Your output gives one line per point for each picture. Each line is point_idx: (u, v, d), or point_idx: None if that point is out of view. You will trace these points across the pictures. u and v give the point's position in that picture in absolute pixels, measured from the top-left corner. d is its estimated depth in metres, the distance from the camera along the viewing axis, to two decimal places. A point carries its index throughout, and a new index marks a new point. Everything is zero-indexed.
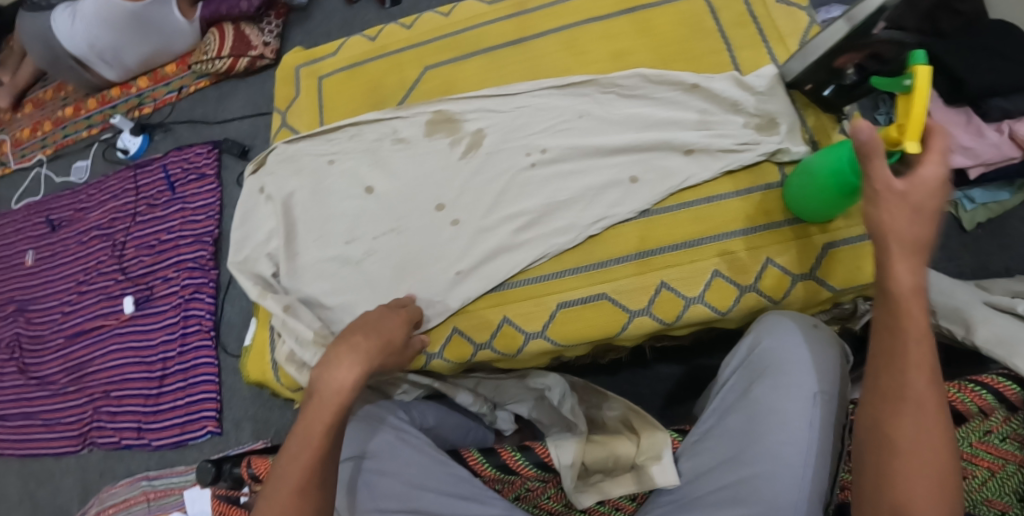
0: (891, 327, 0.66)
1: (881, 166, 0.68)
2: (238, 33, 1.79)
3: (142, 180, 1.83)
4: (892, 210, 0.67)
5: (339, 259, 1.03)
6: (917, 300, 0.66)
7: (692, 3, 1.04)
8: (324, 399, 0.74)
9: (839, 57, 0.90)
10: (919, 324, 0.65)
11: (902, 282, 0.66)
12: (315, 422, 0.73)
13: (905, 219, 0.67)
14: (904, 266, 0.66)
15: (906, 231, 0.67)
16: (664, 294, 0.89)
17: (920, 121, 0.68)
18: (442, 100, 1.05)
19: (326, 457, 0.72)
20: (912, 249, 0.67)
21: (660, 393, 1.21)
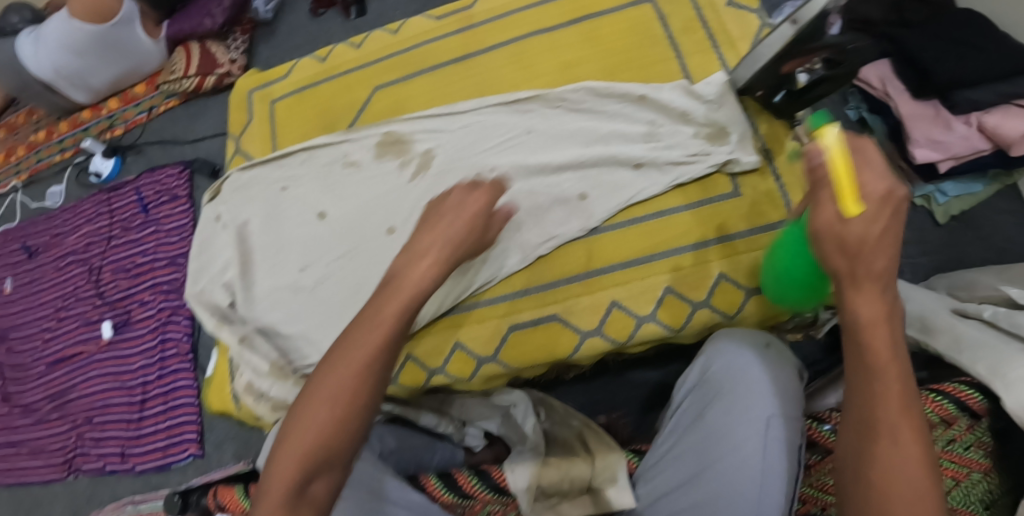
0: (853, 362, 0.60)
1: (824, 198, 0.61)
2: (204, 52, 1.78)
3: (116, 203, 1.83)
4: (834, 246, 0.60)
5: (293, 287, 1.02)
6: (878, 333, 0.59)
7: (641, 9, 1.02)
8: (400, 288, 0.68)
9: (785, 63, 0.88)
10: (880, 360, 0.58)
11: (858, 316, 0.59)
12: (385, 308, 0.66)
13: (845, 253, 0.59)
14: (859, 300, 0.59)
15: (852, 264, 0.59)
16: (615, 314, 0.88)
17: (847, 183, 0.58)
18: (391, 122, 1.04)
19: (388, 354, 0.65)
20: (864, 280, 0.59)
21: (636, 401, 1.20)
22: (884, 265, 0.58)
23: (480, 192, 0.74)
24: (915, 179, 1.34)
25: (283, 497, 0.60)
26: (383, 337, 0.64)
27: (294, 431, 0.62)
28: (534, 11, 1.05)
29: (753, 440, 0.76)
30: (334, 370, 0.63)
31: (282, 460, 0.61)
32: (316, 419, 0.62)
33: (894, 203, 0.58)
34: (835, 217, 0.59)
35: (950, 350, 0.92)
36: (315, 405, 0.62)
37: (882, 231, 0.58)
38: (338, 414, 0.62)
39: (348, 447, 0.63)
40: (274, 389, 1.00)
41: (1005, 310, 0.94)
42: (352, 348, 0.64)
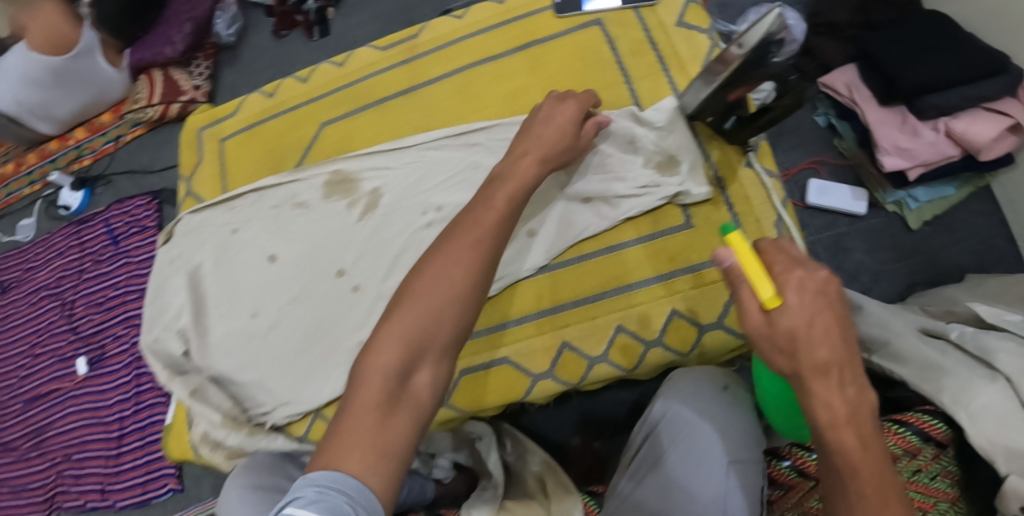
0: (826, 464, 0.65)
1: (746, 293, 0.69)
2: (168, 79, 1.74)
3: (86, 235, 1.81)
4: (772, 344, 0.67)
5: (247, 333, 1.00)
6: (843, 431, 0.64)
7: (589, 33, 1.01)
8: (505, 179, 0.80)
9: (733, 91, 0.84)
10: (850, 460, 0.63)
11: (818, 419, 0.65)
12: (498, 193, 0.79)
13: (784, 351, 0.66)
14: (817, 401, 0.64)
15: (795, 361, 0.66)
16: (566, 355, 0.86)
17: (759, 275, 0.69)
18: (338, 159, 1.02)
19: (486, 261, 0.74)
20: (814, 376, 0.65)
21: (620, 420, 1.16)
22: (825, 356, 0.64)
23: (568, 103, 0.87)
24: (885, 186, 1.30)
25: (383, 383, 0.66)
26: (483, 234, 0.75)
27: (392, 329, 0.69)
28: (479, 39, 1.04)
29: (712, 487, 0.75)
30: (432, 266, 0.73)
31: (384, 348, 0.68)
32: (414, 315, 0.69)
33: (809, 291, 0.67)
34: (761, 317, 0.68)
35: (915, 378, 0.89)
36: (414, 298, 0.71)
37: (807, 321, 0.66)
38: (438, 311, 0.70)
39: (444, 336, 0.70)
40: (229, 439, 0.96)
41: (971, 330, 0.91)
42: (451, 248, 0.74)
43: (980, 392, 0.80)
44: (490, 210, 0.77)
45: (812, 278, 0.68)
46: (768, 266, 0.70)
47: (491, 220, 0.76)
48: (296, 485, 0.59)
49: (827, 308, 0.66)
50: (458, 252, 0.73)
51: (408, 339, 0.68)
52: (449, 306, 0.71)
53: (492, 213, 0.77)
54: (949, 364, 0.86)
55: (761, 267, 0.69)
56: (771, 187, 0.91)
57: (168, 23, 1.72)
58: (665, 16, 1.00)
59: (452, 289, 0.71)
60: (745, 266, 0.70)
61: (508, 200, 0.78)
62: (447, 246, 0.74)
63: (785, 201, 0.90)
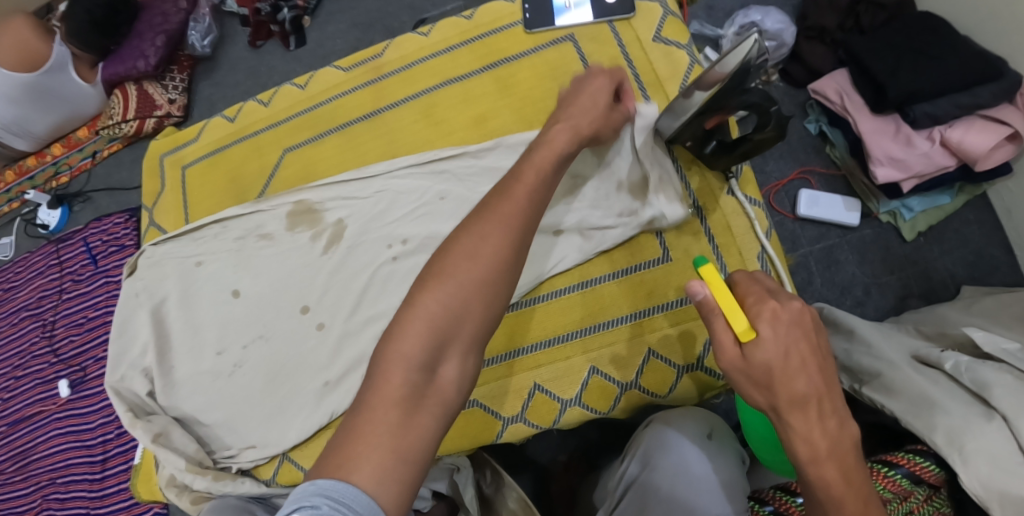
0: (808, 499, 0.61)
1: (721, 326, 0.63)
2: (142, 93, 1.69)
3: (65, 254, 1.77)
4: (748, 380, 0.62)
5: (212, 373, 0.97)
6: (825, 467, 0.59)
7: (560, 50, 0.96)
8: (539, 154, 0.75)
9: (710, 118, 0.80)
10: (834, 496, 0.58)
11: (797, 455, 0.60)
12: (530, 169, 0.73)
13: (760, 385, 0.62)
14: (795, 436, 0.60)
15: (772, 396, 0.61)
16: (538, 398, 0.82)
17: (733, 307, 0.63)
18: (301, 189, 0.98)
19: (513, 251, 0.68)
20: (791, 411, 0.60)
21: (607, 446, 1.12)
22: (802, 389, 0.60)
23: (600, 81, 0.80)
24: (878, 195, 1.25)
25: (409, 374, 0.62)
26: (518, 209, 0.70)
27: (414, 316, 0.64)
28: (443, 59, 1.00)
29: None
30: (460, 245, 0.68)
31: (407, 337, 0.63)
32: (439, 301, 0.65)
33: (785, 322, 0.62)
34: (736, 351, 0.62)
35: (906, 413, 0.84)
36: (441, 284, 0.66)
37: (782, 355, 0.61)
38: (466, 297, 0.65)
39: (470, 327, 0.65)
40: (196, 482, 0.92)
41: (966, 359, 0.86)
42: (483, 226, 0.68)
43: (974, 434, 0.76)
44: (524, 184, 0.72)
45: (785, 307, 0.62)
46: (741, 296, 0.65)
47: (524, 195, 0.71)
48: (300, 494, 0.55)
49: (804, 338, 0.61)
50: (488, 229, 0.68)
51: (433, 328, 0.64)
52: (475, 293, 0.66)
53: (525, 186, 0.71)
54: (943, 401, 0.81)
55: (733, 297, 0.64)
56: (753, 216, 0.86)
57: (141, 35, 1.66)
58: (641, 31, 0.95)
59: (483, 271, 0.66)
60: (717, 296, 0.64)
61: (541, 174, 0.73)
62: (478, 223, 0.69)
63: (768, 231, 0.86)
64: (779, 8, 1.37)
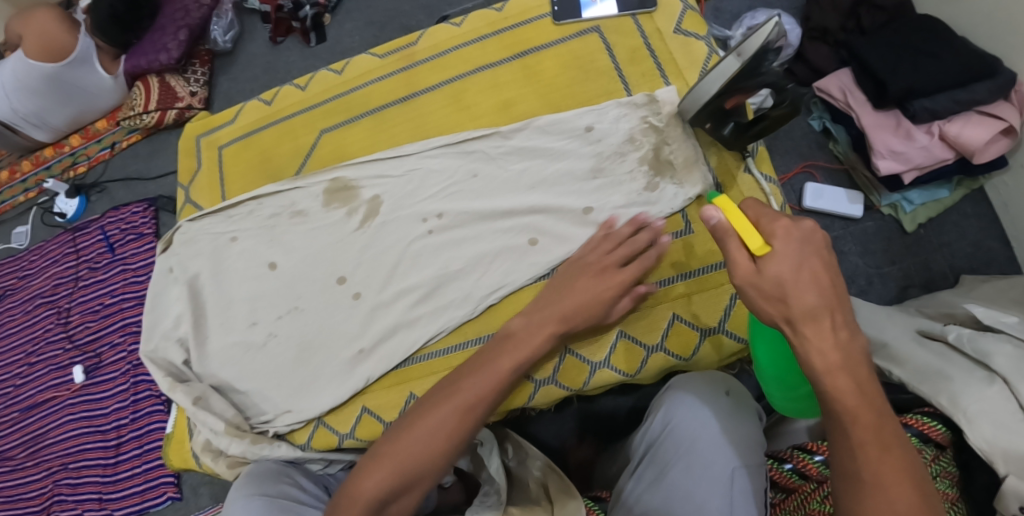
0: (826, 414, 0.66)
1: (736, 247, 0.69)
2: (163, 86, 1.73)
3: (81, 243, 1.79)
4: (759, 293, 0.67)
5: (243, 344, 1.01)
6: (838, 377, 0.64)
7: (586, 40, 1.00)
8: (518, 341, 0.83)
9: (730, 98, 0.87)
10: (847, 406, 0.64)
11: (814, 365, 0.65)
12: (507, 356, 0.82)
13: (772, 298, 0.67)
14: (810, 346, 0.65)
15: (785, 307, 0.66)
16: (569, 361, 0.87)
17: (750, 228, 0.69)
18: (337, 167, 1.01)
19: (472, 418, 0.79)
20: (804, 321, 0.65)
21: (616, 430, 1.16)
22: (812, 300, 0.65)
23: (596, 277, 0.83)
24: (880, 188, 1.32)
25: (364, 509, 0.75)
26: (483, 391, 0.80)
27: (382, 460, 0.78)
28: (473, 47, 1.03)
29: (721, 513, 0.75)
30: (427, 418, 0.78)
31: (372, 476, 0.77)
32: (400, 460, 0.77)
33: (797, 240, 0.67)
34: (750, 265, 0.68)
35: (913, 379, 0.89)
36: (399, 449, 0.78)
37: (794, 267, 0.66)
38: (422, 459, 0.77)
39: (427, 478, 0.77)
40: (231, 446, 0.95)
41: (968, 331, 0.91)
42: (444, 403, 0.79)
43: (976, 394, 0.81)
44: (493, 373, 0.80)
45: (797, 227, 0.68)
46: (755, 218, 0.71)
47: (489, 383, 0.80)
48: None
49: (814, 254, 0.67)
50: (451, 406, 0.79)
51: (392, 479, 0.76)
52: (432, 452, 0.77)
53: (490, 375, 0.80)
54: (948, 369, 0.87)
55: (747, 220, 0.70)
56: (769, 192, 0.91)
57: (163, 29, 1.71)
58: (662, 23, 1.00)
59: (440, 440, 0.77)
60: (732, 219, 0.70)
61: (515, 362, 0.81)
62: (441, 397, 0.80)
63: (783, 207, 0.91)
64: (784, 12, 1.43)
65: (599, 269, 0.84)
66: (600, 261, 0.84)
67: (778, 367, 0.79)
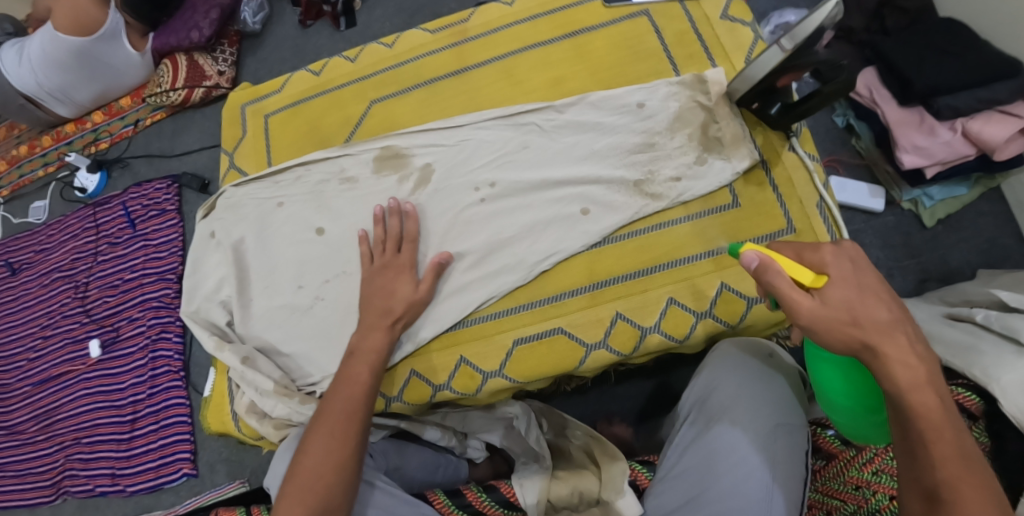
0: (904, 430, 0.64)
1: (789, 285, 0.68)
2: (192, 63, 1.74)
3: (101, 218, 1.79)
4: (831, 322, 0.67)
5: (289, 307, 1.01)
6: (924, 393, 0.63)
7: (636, 22, 1.03)
8: (359, 355, 0.86)
9: (782, 77, 0.90)
10: (932, 421, 0.62)
11: (898, 381, 0.64)
12: (360, 365, 0.85)
13: (847, 324, 0.66)
14: (894, 363, 0.64)
15: (860, 331, 0.66)
16: (619, 325, 0.89)
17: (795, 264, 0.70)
18: (389, 135, 1.03)
19: (355, 425, 0.79)
20: (881, 340, 0.65)
21: (633, 409, 1.21)
22: (883, 317, 0.66)
23: (405, 275, 0.92)
24: (902, 184, 1.36)
25: None
26: (360, 391, 0.82)
27: (294, 483, 0.75)
28: (525, 26, 1.06)
29: (764, 468, 0.78)
30: (315, 440, 0.78)
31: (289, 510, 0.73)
32: (310, 492, 0.74)
33: (847, 261, 0.69)
34: (812, 300, 0.68)
35: (946, 355, 0.93)
36: (304, 473, 0.76)
37: (856, 290, 0.67)
38: (323, 481, 0.75)
39: (339, 495, 0.75)
40: (277, 409, 0.96)
41: (997, 311, 0.94)
42: (326, 426, 0.79)
43: (1011, 367, 0.84)
44: (354, 383, 0.83)
45: (843, 249, 0.70)
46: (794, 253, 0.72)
47: (355, 393, 0.82)
48: None
49: (866, 271, 0.68)
50: (333, 424, 0.79)
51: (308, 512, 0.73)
52: (329, 475, 0.75)
53: (354, 387, 0.82)
54: (981, 345, 0.90)
55: (787, 259, 0.71)
56: (813, 169, 0.94)
57: (194, 8, 1.72)
58: (709, 9, 1.03)
59: (337, 455, 0.76)
60: (776, 260, 0.71)
61: (369, 369, 0.85)
62: (322, 418, 0.80)
63: (827, 184, 0.94)
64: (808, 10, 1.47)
65: (394, 264, 0.92)
66: (394, 258, 0.93)
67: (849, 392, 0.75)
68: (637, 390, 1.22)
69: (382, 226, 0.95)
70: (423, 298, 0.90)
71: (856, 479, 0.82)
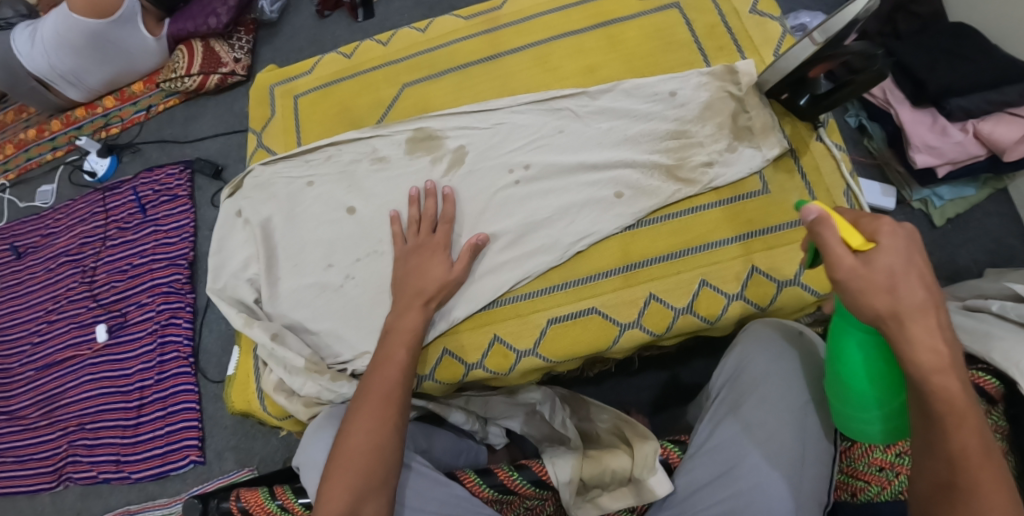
0: (923, 415, 0.63)
1: (838, 241, 0.64)
2: (207, 50, 1.75)
3: (111, 203, 1.78)
4: (866, 286, 0.63)
5: (318, 286, 1.00)
6: (947, 378, 0.62)
7: (668, 15, 1.06)
8: (397, 334, 0.85)
9: (812, 68, 0.92)
10: (954, 410, 0.61)
11: (923, 364, 0.62)
12: (395, 346, 0.83)
13: (882, 291, 0.63)
14: (918, 343, 0.62)
15: (894, 301, 0.62)
16: (652, 306, 0.90)
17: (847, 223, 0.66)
18: (422, 118, 1.05)
19: (397, 403, 0.78)
20: (911, 317, 0.62)
21: (647, 401, 1.19)
22: (922, 296, 0.62)
23: (439, 255, 0.92)
24: (912, 184, 1.39)
25: None
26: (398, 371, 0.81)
27: (339, 462, 0.73)
28: (558, 15, 1.08)
29: (794, 445, 0.79)
30: (357, 419, 0.76)
31: (333, 491, 0.71)
32: (353, 471, 0.72)
33: (902, 236, 0.64)
34: (854, 259, 0.63)
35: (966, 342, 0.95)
36: (350, 451, 0.74)
37: (904, 263, 0.63)
38: (368, 460, 0.73)
39: (383, 474, 0.73)
40: (305, 387, 0.94)
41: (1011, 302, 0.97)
42: (364, 405, 0.77)
43: None
44: (390, 364, 0.81)
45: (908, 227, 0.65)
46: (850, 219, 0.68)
47: (392, 373, 0.80)
48: None
49: (917, 250, 0.64)
50: (372, 404, 0.77)
51: (352, 490, 0.71)
52: (371, 456, 0.74)
53: (390, 367, 0.81)
54: (1001, 331, 0.92)
55: (842, 219, 0.66)
56: (840, 159, 0.97)
57: None
58: (738, 4, 1.06)
59: (378, 435, 0.75)
60: (831, 214, 0.66)
61: (406, 349, 0.83)
62: (362, 398, 0.78)
63: (853, 174, 0.97)
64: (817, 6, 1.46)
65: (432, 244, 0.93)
66: (434, 238, 0.93)
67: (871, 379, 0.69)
68: (652, 381, 1.20)
69: (417, 206, 0.96)
70: (457, 278, 0.90)
71: (878, 461, 0.83)
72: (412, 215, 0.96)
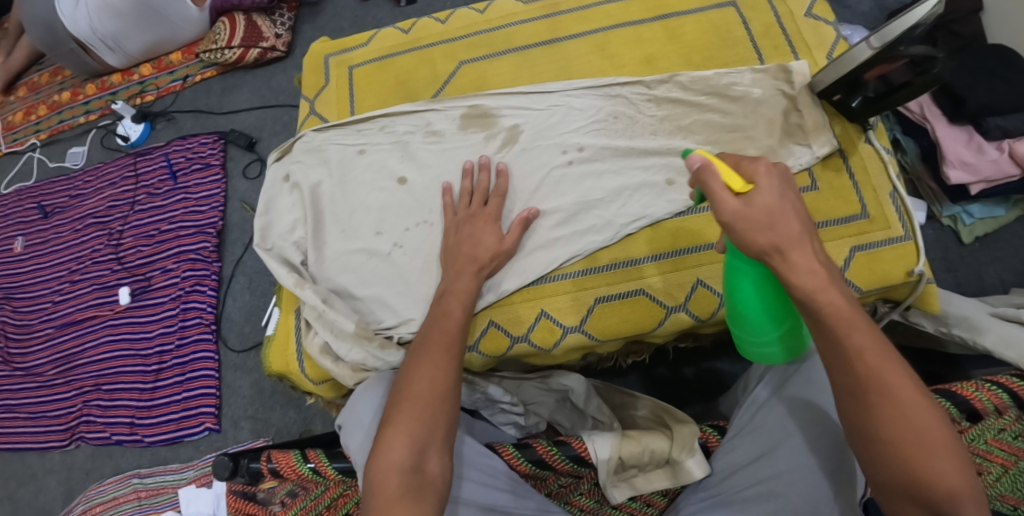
0: (848, 384, 0.62)
1: (722, 187, 0.65)
2: (250, 24, 1.77)
3: (142, 168, 1.78)
4: (751, 224, 0.64)
5: (367, 251, 1.01)
6: (831, 293, 0.63)
7: (724, 12, 1.08)
8: (455, 293, 0.85)
9: (871, 70, 0.92)
10: (842, 319, 0.62)
11: (805, 286, 0.63)
12: (452, 302, 0.84)
13: (763, 227, 0.64)
14: (799, 269, 0.63)
15: (773, 235, 0.64)
16: (699, 291, 0.92)
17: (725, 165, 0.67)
18: (476, 95, 1.06)
19: (456, 356, 0.78)
20: (792, 248, 0.63)
21: (670, 395, 1.20)
22: (797, 228, 0.64)
23: (492, 226, 0.92)
24: (943, 200, 1.40)
25: (401, 478, 0.66)
26: (458, 324, 0.81)
27: (399, 411, 0.72)
28: (617, 6, 1.11)
29: (838, 426, 0.81)
30: (419, 371, 0.75)
31: (394, 446, 0.69)
32: (417, 417, 0.71)
33: (776, 174, 0.66)
34: (737, 201, 0.64)
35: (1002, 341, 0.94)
36: (415, 397, 0.73)
37: (781, 199, 0.65)
38: (431, 409, 0.72)
39: (443, 430, 0.71)
40: (351, 353, 0.94)
41: None
42: (428, 354, 0.77)
43: None
44: (451, 318, 0.82)
45: None
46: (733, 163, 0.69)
47: (453, 327, 0.81)
48: None
49: (791, 187, 0.66)
50: (434, 356, 0.77)
51: (415, 438, 0.69)
52: (437, 407, 0.72)
53: (452, 321, 0.81)
54: None
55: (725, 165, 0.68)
56: (887, 161, 0.99)
57: None
58: (794, 6, 1.08)
59: (441, 387, 0.74)
60: (715, 161, 0.67)
61: (463, 307, 0.84)
62: (422, 350, 0.78)
63: (900, 176, 0.99)
64: (857, 21, 1.49)
65: (488, 215, 0.93)
66: (489, 209, 0.94)
67: (766, 308, 0.71)
68: (678, 376, 1.21)
69: (470, 179, 0.97)
70: (508, 250, 0.91)
71: None
72: (465, 187, 0.97)
